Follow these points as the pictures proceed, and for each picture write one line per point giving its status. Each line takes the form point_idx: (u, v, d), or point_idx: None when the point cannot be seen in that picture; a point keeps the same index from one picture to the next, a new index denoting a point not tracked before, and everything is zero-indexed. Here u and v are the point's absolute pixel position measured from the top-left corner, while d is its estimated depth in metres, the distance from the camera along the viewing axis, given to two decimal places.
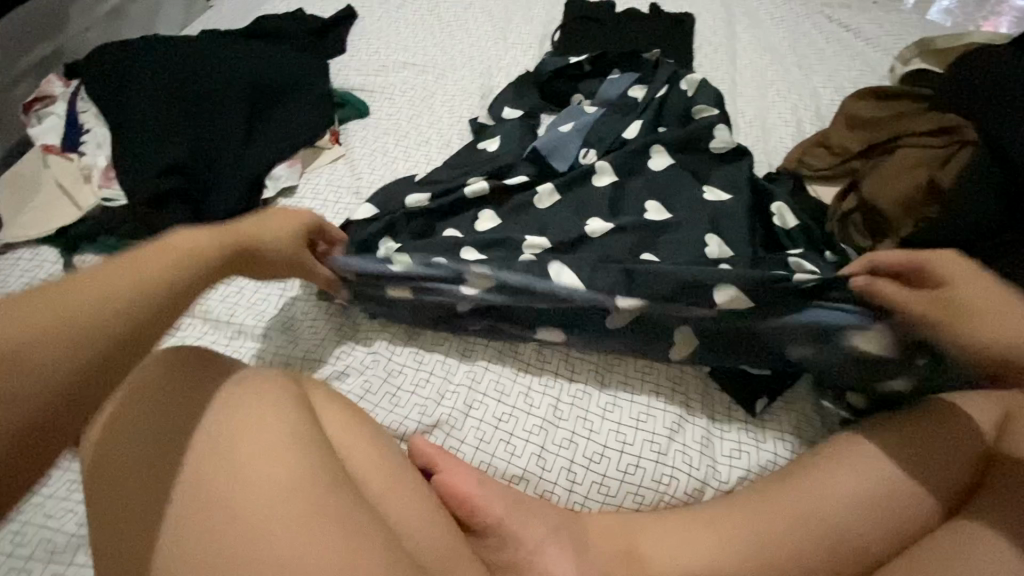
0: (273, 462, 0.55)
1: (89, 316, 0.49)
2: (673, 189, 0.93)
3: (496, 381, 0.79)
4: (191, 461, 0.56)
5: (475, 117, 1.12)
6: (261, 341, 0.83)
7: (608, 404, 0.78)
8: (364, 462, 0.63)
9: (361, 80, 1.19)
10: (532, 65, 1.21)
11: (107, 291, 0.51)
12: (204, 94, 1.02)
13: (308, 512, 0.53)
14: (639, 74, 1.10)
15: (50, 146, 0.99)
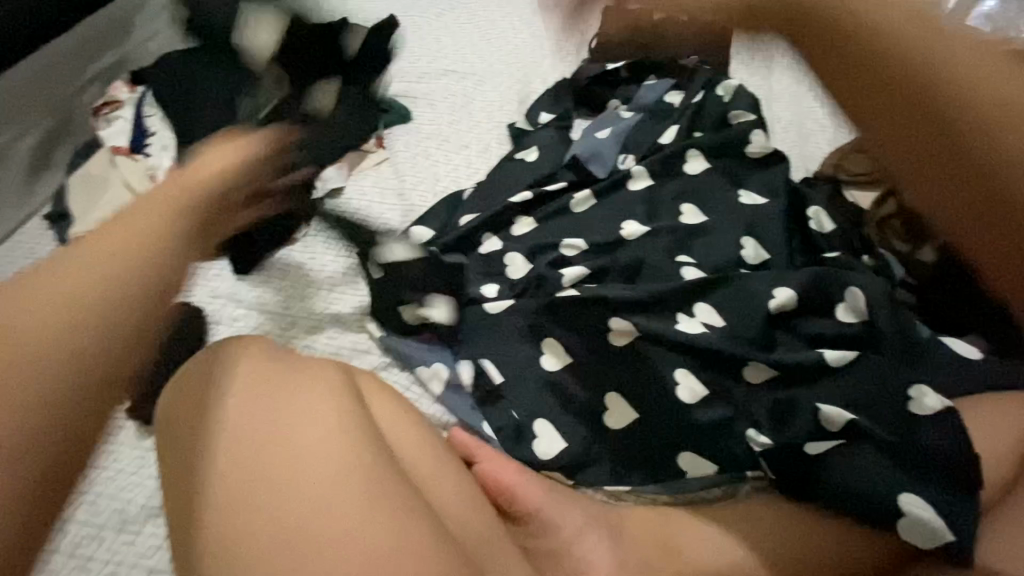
0: (325, 446, 0.58)
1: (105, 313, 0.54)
2: (710, 192, 0.94)
3: (534, 378, 0.79)
4: (261, 455, 0.57)
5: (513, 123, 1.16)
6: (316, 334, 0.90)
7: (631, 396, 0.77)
8: (409, 446, 0.66)
9: (403, 86, 1.24)
10: (568, 72, 1.25)
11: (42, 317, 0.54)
12: (258, 98, 1.08)
13: (364, 493, 0.57)
14: (675, 80, 1.12)
15: (118, 148, 1.06)
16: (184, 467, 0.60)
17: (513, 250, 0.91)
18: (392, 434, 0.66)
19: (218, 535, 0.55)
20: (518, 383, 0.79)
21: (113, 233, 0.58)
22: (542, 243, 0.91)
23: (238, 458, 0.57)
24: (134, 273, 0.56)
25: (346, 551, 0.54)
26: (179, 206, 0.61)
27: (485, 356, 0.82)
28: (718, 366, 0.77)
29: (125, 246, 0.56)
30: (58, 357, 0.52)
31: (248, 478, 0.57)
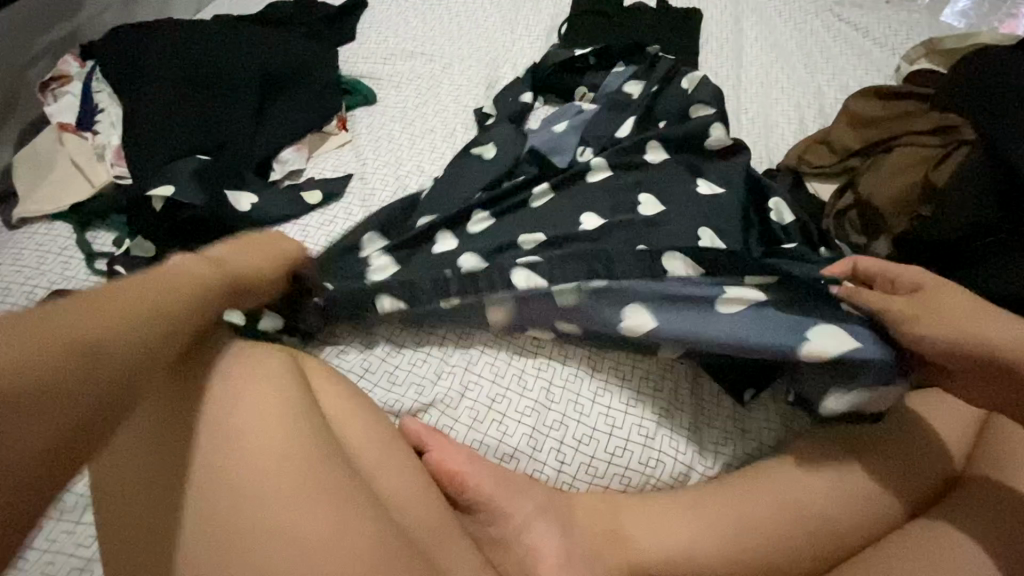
0: (264, 430, 0.55)
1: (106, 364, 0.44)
2: (674, 180, 0.93)
3: (491, 364, 0.78)
4: (200, 447, 0.55)
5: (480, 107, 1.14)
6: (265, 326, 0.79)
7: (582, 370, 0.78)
8: (358, 433, 0.65)
9: (369, 68, 1.21)
10: (538, 57, 1.23)
11: (84, 346, 0.43)
12: (215, 76, 1.04)
13: (304, 478, 0.55)
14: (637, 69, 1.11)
15: (65, 125, 1.01)
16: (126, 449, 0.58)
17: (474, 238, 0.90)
18: (341, 420, 0.64)
19: (163, 516, 0.55)
20: (474, 369, 0.77)
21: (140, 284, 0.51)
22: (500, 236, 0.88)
23: (185, 435, 0.56)
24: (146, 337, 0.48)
25: (287, 538, 0.52)
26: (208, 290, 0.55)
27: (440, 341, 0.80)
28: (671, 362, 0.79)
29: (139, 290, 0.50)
30: None
31: (192, 474, 0.55)
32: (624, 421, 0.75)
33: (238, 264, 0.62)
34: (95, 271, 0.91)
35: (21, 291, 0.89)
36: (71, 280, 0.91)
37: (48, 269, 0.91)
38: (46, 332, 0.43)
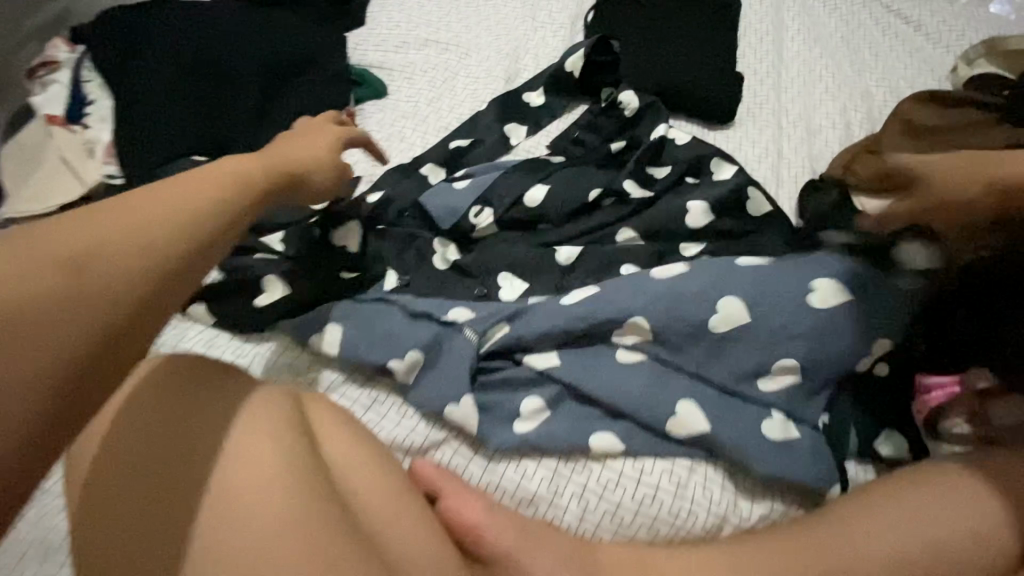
0: (270, 489, 0.52)
1: (149, 251, 0.53)
2: (709, 195, 0.86)
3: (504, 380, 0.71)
4: (190, 497, 0.52)
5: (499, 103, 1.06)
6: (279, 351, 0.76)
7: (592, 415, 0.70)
8: (370, 489, 0.59)
9: (380, 57, 1.13)
10: (562, 48, 1.14)
11: (121, 227, 0.53)
12: (211, 63, 0.96)
13: (307, 549, 0.51)
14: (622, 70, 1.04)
15: (52, 116, 0.93)
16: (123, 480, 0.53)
17: (497, 254, 0.84)
18: (361, 491, 0.58)
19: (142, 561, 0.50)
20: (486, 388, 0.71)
21: (167, 187, 0.58)
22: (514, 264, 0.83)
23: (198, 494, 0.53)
24: (182, 227, 0.56)
25: None
26: (249, 177, 0.64)
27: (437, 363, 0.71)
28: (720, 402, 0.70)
29: (166, 199, 0.56)
30: (99, 258, 0.51)
31: (176, 528, 0.51)
32: (657, 466, 0.68)
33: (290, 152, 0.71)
34: None
35: None
36: None
37: None
38: (129, 212, 0.54)
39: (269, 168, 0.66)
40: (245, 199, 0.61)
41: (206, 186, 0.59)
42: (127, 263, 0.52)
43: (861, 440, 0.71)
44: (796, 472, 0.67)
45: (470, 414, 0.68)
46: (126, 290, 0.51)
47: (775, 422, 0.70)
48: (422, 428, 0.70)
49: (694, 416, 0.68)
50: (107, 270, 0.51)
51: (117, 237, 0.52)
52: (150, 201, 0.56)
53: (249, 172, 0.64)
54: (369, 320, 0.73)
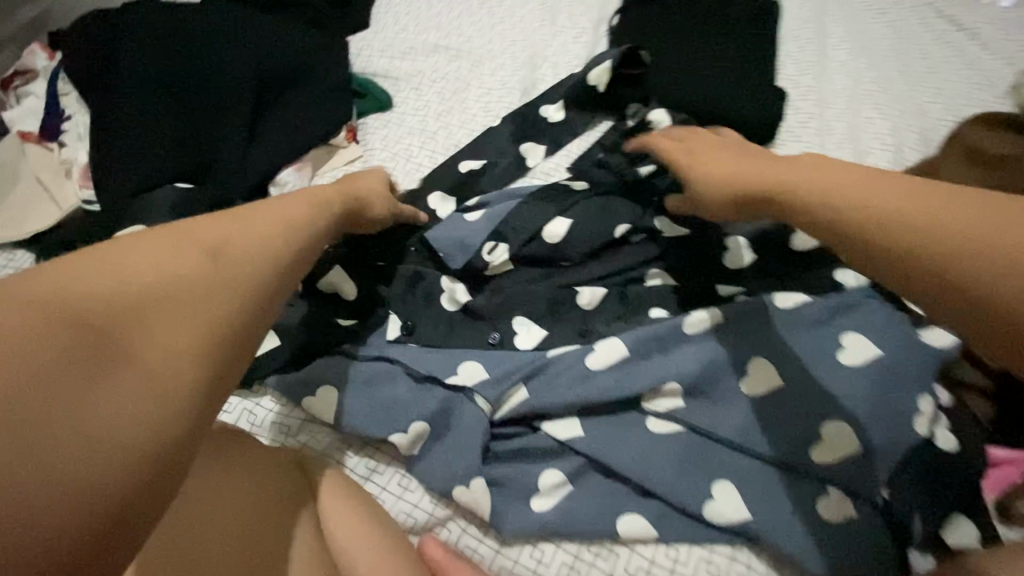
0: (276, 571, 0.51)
1: (264, 279, 0.48)
2: (752, 230, 0.77)
3: (520, 448, 0.64)
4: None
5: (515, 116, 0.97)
6: (280, 410, 0.69)
7: (618, 491, 0.63)
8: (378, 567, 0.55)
9: (385, 64, 1.03)
10: (584, 56, 1.04)
11: (202, 257, 0.45)
12: (199, 73, 0.87)
13: None
14: (651, 84, 0.95)
15: (26, 134, 0.86)
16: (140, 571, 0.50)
17: (514, 297, 0.75)
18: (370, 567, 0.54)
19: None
20: (500, 456, 0.65)
21: (267, 213, 0.53)
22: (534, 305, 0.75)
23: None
24: (288, 257, 0.51)
25: None
26: (332, 212, 0.61)
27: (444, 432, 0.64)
28: (761, 481, 0.63)
29: (270, 224, 0.51)
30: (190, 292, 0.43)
31: None
32: (692, 554, 0.61)
33: (358, 183, 0.68)
34: None
35: None
36: None
37: None
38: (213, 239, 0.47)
39: (343, 204, 0.63)
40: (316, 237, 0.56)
41: (287, 218, 0.53)
42: (213, 298, 0.44)
43: (924, 528, 0.62)
44: (852, 560, 0.59)
45: (483, 499, 0.61)
46: (250, 314, 0.45)
47: (829, 499, 0.62)
48: (430, 501, 0.64)
49: (728, 501, 0.62)
50: (187, 306, 0.42)
51: (233, 257, 0.47)
52: (220, 228, 0.48)
53: (325, 204, 0.60)
54: (371, 384, 0.67)
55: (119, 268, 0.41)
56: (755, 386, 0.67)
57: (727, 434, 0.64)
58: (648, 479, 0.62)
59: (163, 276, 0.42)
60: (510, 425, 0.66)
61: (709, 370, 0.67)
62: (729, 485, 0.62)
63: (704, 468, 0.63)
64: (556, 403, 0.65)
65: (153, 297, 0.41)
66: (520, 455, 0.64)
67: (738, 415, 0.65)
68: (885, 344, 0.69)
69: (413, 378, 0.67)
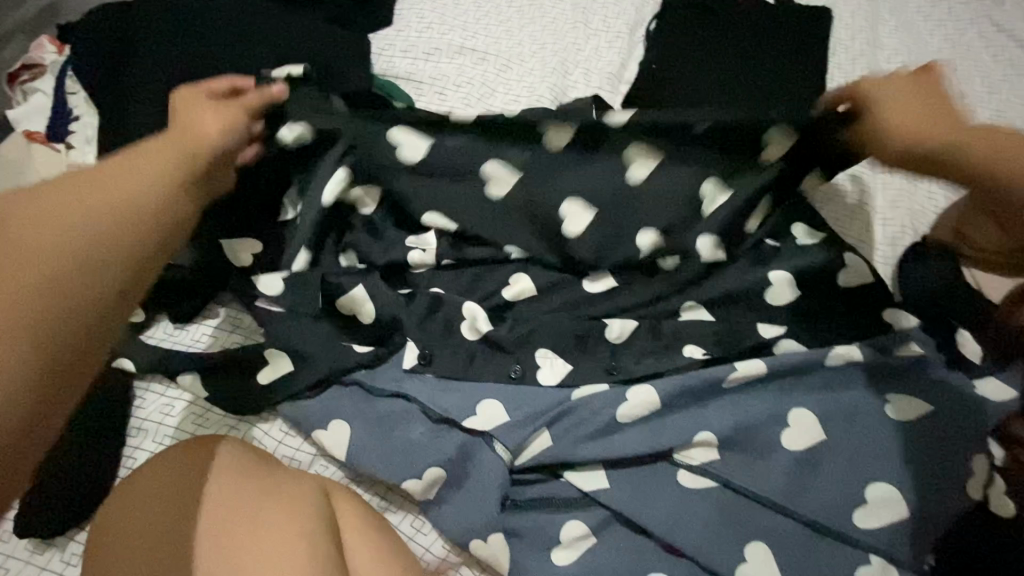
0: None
1: (84, 262, 0.45)
2: (797, 265, 0.71)
3: (539, 496, 0.61)
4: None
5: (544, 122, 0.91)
6: (291, 437, 0.66)
7: (644, 546, 0.59)
8: None
9: (407, 66, 0.98)
10: (618, 63, 0.99)
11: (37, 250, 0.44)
12: (212, 72, 0.82)
13: None
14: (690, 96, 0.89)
15: (32, 133, 0.82)
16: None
17: (540, 328, 0.70)
18: None
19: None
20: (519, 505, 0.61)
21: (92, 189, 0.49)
22: (560, 338, 0.69)
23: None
24: (109, 229, 0.47)
25: None
26: (190, 168, 0.55)
27: (462, 474, 0.60)
28: (799, 544, 0.58)
29: (81, 202, 0.47)
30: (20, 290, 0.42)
31: None
32: None
33: (207, 130, 0.59)
34: None
35: None
36: None
37: None
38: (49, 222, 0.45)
39: (199, 155, 0.57)
40: (171, 197, 0.52)
41: (136, 188, 0.50)
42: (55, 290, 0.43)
43: None
44: None
45: (500, 552, 0.58)
46: (66, 298, 0.43)
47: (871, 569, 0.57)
48: (443, 544, 0.60)
49: (761, 565, 0.57)
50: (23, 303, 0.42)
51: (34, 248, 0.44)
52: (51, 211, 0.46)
53: (179, 163, 0.55)
54: (386, 422, 0.63)
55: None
56: (795, 440, 0.62)
57: (764, 492, 0.59)
58: (676, 537, 0.58)
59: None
60: (530, 471, 0.61)
61: (746, 419, 0.62)
62: (762, 548, 0.58)
63: (737, 527, 0.59)
64: (579, 453, 0.61)
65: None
66: (539, 504, 0.60)
67: (774, 469, 0.60)
68: (936, 400, 0.64)
69: (430, 418, 0.63)
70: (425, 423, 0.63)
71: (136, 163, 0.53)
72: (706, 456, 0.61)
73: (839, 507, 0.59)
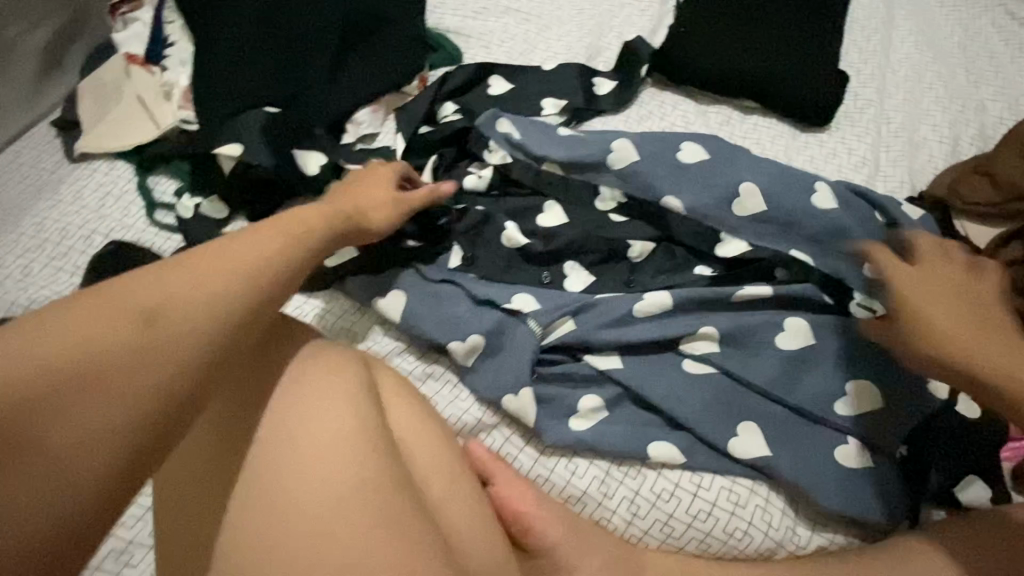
0: (335, 435, 0.54)
1: (219, 310, 0.52)
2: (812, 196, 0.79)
3: (561, 370, 0.70)
4: (270, 460, 0.53)
5: (582, 71, 1.00)
6: (350, 313, 0.76)
7: (652, 421, 0.68)
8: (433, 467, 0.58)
9: (457, 21, 1.08)
10: (649, 29, 1.08)
11: (184, 295, 0.51)
12: (291, 10, 0.91)
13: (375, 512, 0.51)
14: (715, 57, 0.98)
15: (132, 56, 0.93)
16: (196, 508, 0.56)
17: (573, 242, 0.79)
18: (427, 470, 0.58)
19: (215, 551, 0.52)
20: (543, 378, 0.70)
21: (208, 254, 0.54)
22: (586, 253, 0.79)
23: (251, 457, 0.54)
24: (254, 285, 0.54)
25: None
26: (299, 239, 0.60)
27: (498, 345, 0.71)
28: (787, 426, 0.67)
29: (231, 259, 0.54)
30: (154, 335, 0.48)
31: (256, 493, 0.52)
32: (715, 483, 0.66)
33: (312, 213, 0.64)
34: (154, 222, 0.84)
35: (80, 234, 0.84)
36: (130, 228, 0.85)
37: (107, 214, 0.86)
38: (190, 276, 0.52)
39: (309, 234, 0.61)
40: (304, 256, 0.59)
41: (273, 249, 0.57)
42: (185, 336, 0.49)
43: (937, 485, 0.66)
44: (865, 504, 0.64)
45: (529, 404, 0.67)
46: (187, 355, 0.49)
47: (847, 448, 0.66)
48: (477, 410, 0.70)
49: (751, 440, 0.66)
50: (163, 336, 0.49)
51: (176, 302, 0.50)
52: (199, 268, 0.53)
53: (316, 226, 0.63)
54: (436, 299, 0.74)
55: (24, 350, 0.45)
56: (787, 340, 0.70)
57: (757, 381, 0.68)
58: (679, 413, 0.67)
59: (88, 349, 0.46)
60: (554, 350, 0.72)
61: (752, 322, 0.70)
62: (752, 425, 0.67)
63: (731, 408, 0.67)
64: (597, 338, 0.70)
65: (83, 370, 0.46)
66: (558, 376, 0.70)
67: (771, 360, 0.69)
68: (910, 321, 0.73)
69: (473, 300, 0.74)
70: (467, 302, 0.74)
71: (287, 226, 0.60)
72: (708, 347, 0.70)
73: (823, 398, 0.68)
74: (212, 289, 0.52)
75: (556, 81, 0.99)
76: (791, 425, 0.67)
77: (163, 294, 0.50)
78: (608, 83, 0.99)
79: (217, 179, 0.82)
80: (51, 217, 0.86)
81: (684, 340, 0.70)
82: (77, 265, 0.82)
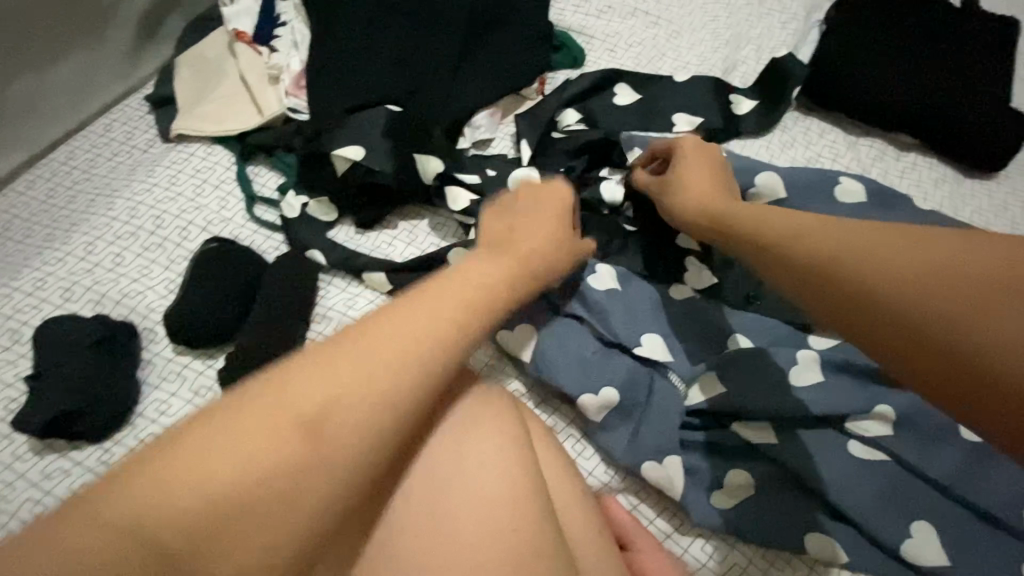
0: (492, 484, 0.47)
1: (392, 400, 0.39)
2: None
3: (704, 435, 0.63)
4: (427, 520, 0.46)
5: (721, 86, 0.89)
6: None
7: (806, 508, 0.60)
8: (582, 534, 0.51)
9: (580, 18, 0.99)
10: (792, 44, 0.97)
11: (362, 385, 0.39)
12: None
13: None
14: (874, 84, 0.87)
15: (240, 32, 0.87)
16: None
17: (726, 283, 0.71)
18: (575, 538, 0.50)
19: None
20: (686, 443, 0.63)
21: (377, 330, 0.41)
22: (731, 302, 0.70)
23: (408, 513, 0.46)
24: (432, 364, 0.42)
25: None
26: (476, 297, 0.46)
27: (636, 397, 0.64)
28: (967, 533, 0.58)
29: (410, 330, 0.41)
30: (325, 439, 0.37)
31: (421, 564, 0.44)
32: None
33: (521, 253, 0.53)
34: (254, 218, 0.78)
35: (176, 225, 0.78)
36: (228, 222, 0.78)
37: (205, 204, 0.79)
38: (359, 356, 0.40)
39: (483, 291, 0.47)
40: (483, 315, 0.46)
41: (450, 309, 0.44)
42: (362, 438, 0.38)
43: None
44: None
45: (674, 470, 0.61)
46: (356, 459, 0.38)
47: None
48: (605, 471, 0.64)
49: (925, 545, 0.57)
50: (334, 440, 0.38)
51: (342, 400, 0.38)
52: (372, 351, 0.40)
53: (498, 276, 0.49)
54: (568, 334, 0.67)
55: (175, 485, 0.34)
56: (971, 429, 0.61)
57: (936, 475, 0.60)
58: (839, 507, 0.59)
59: (254, 468, 0.35)
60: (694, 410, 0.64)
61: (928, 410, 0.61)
62: (925, 526, 0.58)
63: (904, 505, 0.59)
64: (745, 404, 0.62)
65: (249, 495, 0.35)
66: (698, 442, 0.63)
67: (949, 453, 0.60)
68: None
69: (603, 341, 0.67)
70: (598, 343, 0.67)
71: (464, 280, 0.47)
72: (877, 430, 0.61)
73: (1014, 505, 0.58)
74: (384, 377, 0.39)
75: (693, 92, 0.88)
76: (971, 533, 0.58)
77: (335, 387, 0.38)
78: (750, 103, 0.88)
79: (326, 179, 0.75)
80: (144, 202, 0.79)
81: (849, 419, 0.62)
82: (174, 259, 0.76)
